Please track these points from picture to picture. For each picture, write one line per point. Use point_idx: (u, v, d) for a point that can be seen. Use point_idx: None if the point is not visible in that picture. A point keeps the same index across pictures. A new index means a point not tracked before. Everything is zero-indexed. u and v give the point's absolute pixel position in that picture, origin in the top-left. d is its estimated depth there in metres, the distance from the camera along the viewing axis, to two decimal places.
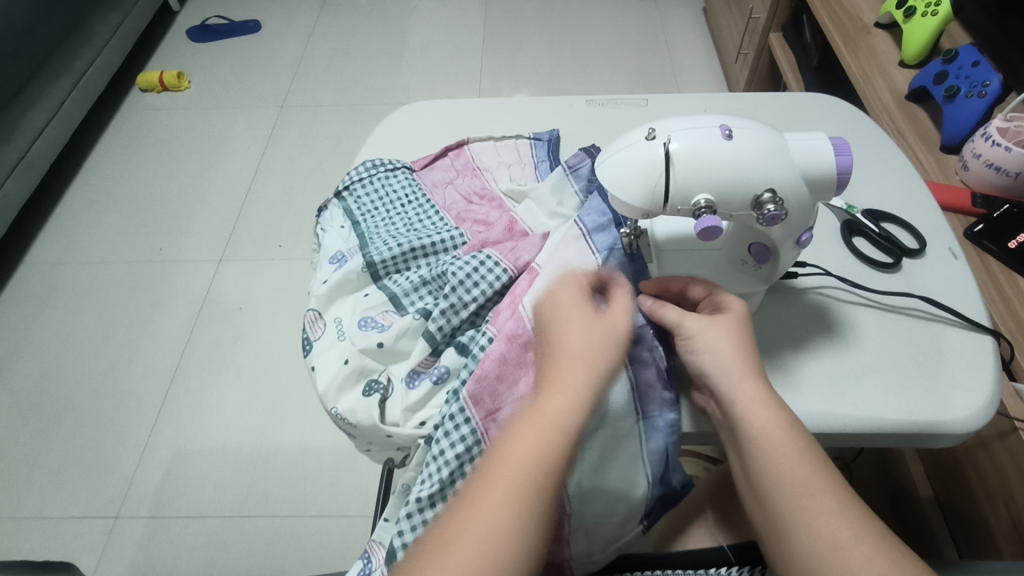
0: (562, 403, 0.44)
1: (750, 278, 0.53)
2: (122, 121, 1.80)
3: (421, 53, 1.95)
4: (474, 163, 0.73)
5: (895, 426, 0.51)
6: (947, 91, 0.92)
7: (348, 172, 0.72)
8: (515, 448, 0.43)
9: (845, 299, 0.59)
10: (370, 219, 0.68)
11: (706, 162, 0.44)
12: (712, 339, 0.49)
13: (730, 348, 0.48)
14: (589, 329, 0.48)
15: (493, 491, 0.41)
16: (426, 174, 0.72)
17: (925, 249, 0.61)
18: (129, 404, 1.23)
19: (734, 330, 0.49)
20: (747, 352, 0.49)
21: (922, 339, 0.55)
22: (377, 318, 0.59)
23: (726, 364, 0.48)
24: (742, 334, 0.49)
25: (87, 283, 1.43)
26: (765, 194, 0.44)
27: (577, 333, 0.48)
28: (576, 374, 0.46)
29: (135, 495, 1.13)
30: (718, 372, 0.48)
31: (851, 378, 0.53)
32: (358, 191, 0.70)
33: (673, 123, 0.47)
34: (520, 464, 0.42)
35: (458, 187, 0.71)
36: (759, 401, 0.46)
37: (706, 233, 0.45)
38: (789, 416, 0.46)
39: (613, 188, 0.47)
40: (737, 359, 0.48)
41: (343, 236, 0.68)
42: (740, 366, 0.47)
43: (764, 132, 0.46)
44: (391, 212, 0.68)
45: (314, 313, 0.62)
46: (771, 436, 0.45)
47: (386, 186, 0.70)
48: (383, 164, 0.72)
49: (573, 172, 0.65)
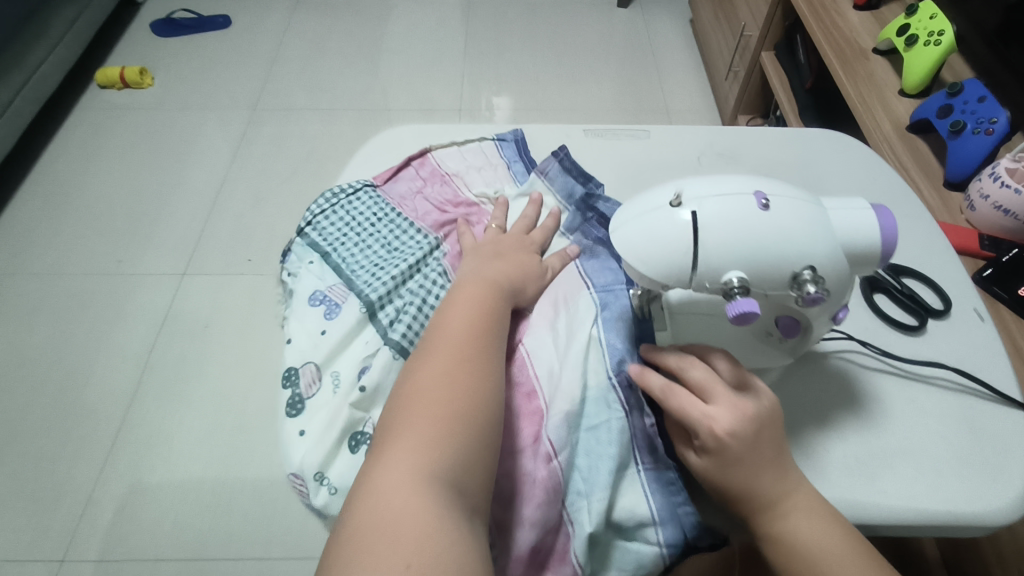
0: (471, 332, 0.47)
1: (774, 350, 0.47)
2: (79, 119, 1.68)
3: (400, 55, 1.87)
4: (441, 170, 0.70)
5: (932, 519, 0.46)
6: (952, 126, 0.88)
7: (308, 206, 0.67)
8: (441, 370, 0.44)
9: (869, 366, 0.54)
10: (341, 248, 0.63)
11: (740, 236, 0.38)
12: (734, 472, 0.42)
13: (753, 468, 0.42)
14: (481, 285, 0.52)
15: (426, 407, 0.42)
16: (391, 187, 0.68)
17: (950, 310, 0.57)
18: (81, 434, 1.13)
19: (749, 441, 0.42)
20: (773, 458, 0.42)
21: (953, 416, 0.51)
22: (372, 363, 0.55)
23: (756, 469, 0.42)
24: (737, 472, 0.42)
25: (35, 297, 1.32)
26: (805, 272, 0.38)
27: (472, 288, 0.52)
28: (478, 310, 0.49)
29: (83, 536, 1.03)
30: (743, 485, 0.42)
31: (879, 462, 0.49)
32: (323, 223, 0.65)
33: (699, 186, 0.40)
34: (449, 382, 0.43)
35: (429, 196, 0.68)
36: (802, 511, 0.41)
37: (741, 319, 0.38)
38: (847, 526, 0.42)
39: (625, 257, 0.41)
40: (765, 471, 0.42)
41: (314, 274, 0.62)
42: (775, 477, 0.42)
43: (801, 201, 0.40)
44: (362, 238, 0.63)
45: (308, 363, 0.57)
46: (818, 541, 0.41)
47: (352, 210, 0.65)
48: (343, 190, 0.67)
49: (547, 176, 0.67)
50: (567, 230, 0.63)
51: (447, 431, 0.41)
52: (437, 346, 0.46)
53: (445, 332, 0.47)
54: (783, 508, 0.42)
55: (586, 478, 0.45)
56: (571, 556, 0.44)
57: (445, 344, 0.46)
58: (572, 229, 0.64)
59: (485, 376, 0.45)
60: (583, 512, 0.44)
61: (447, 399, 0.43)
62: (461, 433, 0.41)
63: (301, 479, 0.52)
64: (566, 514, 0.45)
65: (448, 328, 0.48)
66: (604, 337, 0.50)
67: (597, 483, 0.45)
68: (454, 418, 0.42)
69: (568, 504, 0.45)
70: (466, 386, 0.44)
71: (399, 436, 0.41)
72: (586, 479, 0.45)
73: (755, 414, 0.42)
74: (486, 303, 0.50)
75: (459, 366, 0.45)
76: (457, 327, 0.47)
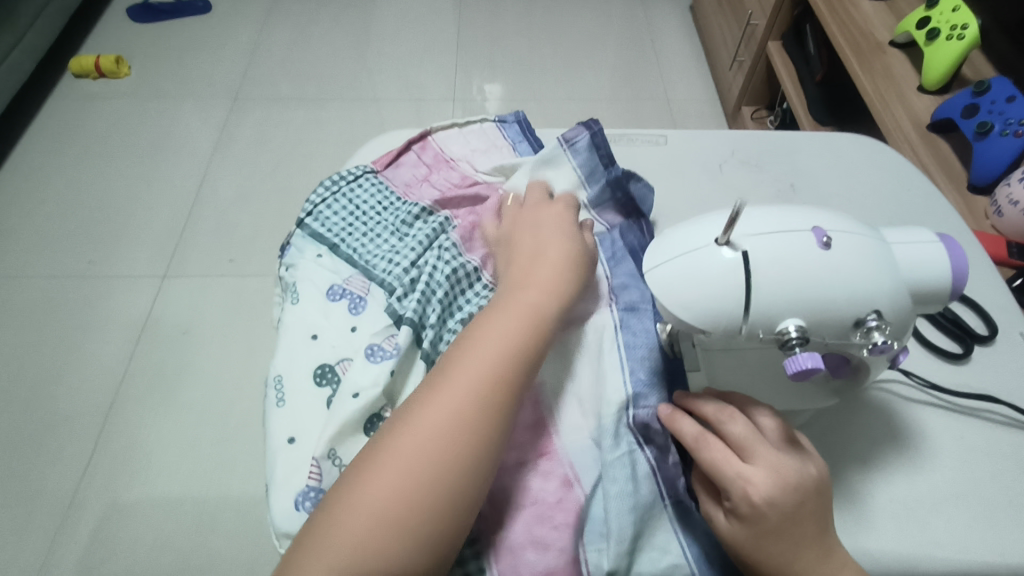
0: (495, 365, 0.42)
1: (817, 390, 0.43)
2: (52, 110, 1.59)
3: (389, 43, 1.79)
4: (444, 155, 0.67)
5: (988, 572, 0.43)
6: (978, 127, 0.84)
7: (308, 197, 0.64)
8: (444, 412, 0.40)
9: (911, 397, 0.50)
10: (349, 238, 0.60)
11: (799, 280, 0.34)
12: (767, 547, 0.37)
13: (789, 544, 0.37)
14: (530, 295, 0.46)
15: (410, 452, 0.38)
16: (392, 174, 0.66)
17: (995, 336, 0.53)
18: (58, 447, 1.07)
19: (786, 514, 0.37)
20: (813, 537, 0.37)
21: (1005, 453, 0.47)
22: (383, 346, 0.52)
23: (793, 542, 0.37)
24: (771, 546, 0.37)
25: (8, 300, 1.25)
26: (870, 318, 0.35)
27: (531, 296, 0.46)
28: (516, 338, 0.43)
29: (61, 557, 0.97)
30: (776, 560, 0.37)
31: (928, 508, 0.45)
32: (324, 212, 0.62)
33: (749, 222, 0.36)
34: (446, 428, 0.39)
35: (435, 181, 0.65)
36: None
37: (801, 374, 0.34)
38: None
39: (665, 301, 0.37)
40: (803, 550, 0.37)
41: (326, 267, 0.59)
42: (814, 561, 0.37)
43: (864, 238, 0.36)
44: (369, 226, 0.61)
45: (345, 360, 0.53)
46: None
47: (355, 198, 0.63)
48: (344, 177, 0.64)
49: (573, 148, 0.59)
50: (591, 205, 0.59)
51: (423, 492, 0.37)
52: (455, 374, 0.41)
53: (468, 360, 0.42)
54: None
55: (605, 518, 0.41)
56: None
57: (463, 375, 0.41)
58: (597, 204, 0.59)
59: (489, 425, 0.40)
60: (598, 553, 0.41)
61: (436, 449, 0.38)
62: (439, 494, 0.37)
63: (317, 467, 0.47)
64: (581, 545, 0.41)
65: (475, 354, 0.42)
66: (630, 380, 0.45)
67: (616, 527, 0.40)
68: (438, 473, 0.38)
69: (584, 543, 0.41)
70: (463, 437, 0.39)
71: (375, 478, 0.38)
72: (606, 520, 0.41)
73: (798, 484, 0.37)
74: (529, 326, 0.44)
75: (462, 408, 0.40)
76: (480, 354, 0.42)
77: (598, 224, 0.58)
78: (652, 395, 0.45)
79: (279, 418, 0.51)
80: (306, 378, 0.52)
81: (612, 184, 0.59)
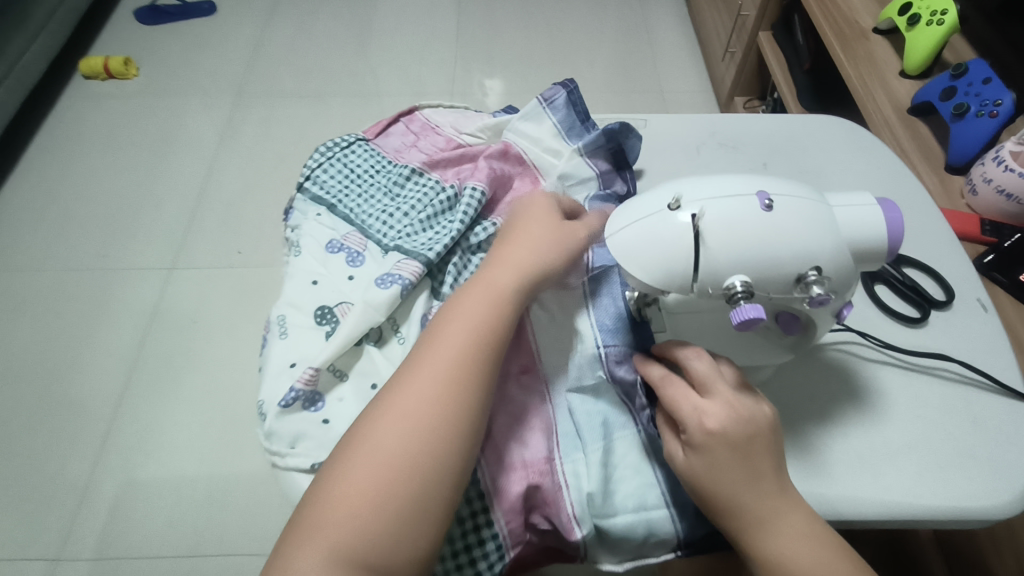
0: (446, 364, 0.44)
1: (774, 346, 0.46)
2: (63, 111, 1.64)
3: (390, 39, 1.83)
4: (430, 123, 0.73)
5: (934, 515, 0.46)
6: (955, 108, 0.86)
7: (305, 163, 0.68)
8: (406, 414, 0.42)
9: (870, 357, 0.53)
10: (345, 198, 0.64)
11: (744, 238, 0.38)
12: (718, 476, 0.40)
13: (738, 474, 0.40)
14: (475, 295, 0.47)
15: (371, 458, 0.41)
16: (382, 142, 0.71)
17: (953, 301, 0.56)
18: (72, 431, 1.12)
19: (735, 448, 0.40)
20: (763, 472, 0.40)
21: (957, 409, 0.51)
22: (394, 272, 0.56)
23: (746, 476, 0.40)
24: (723, 473, 0.40)
25: (24, 293, 1.29)
26: (810, 274, 0.38)
27: (471, 300, 0.47)
28: (473, 331, 0.45)
29: (78, 535, 1.02)
30: (730, 493, 0.40)
31: (882, 457, 0.48)
32: (321, 176, 0.66)
33: (701, 188, 0.40)
34: (405, 428, 0.42)
35: (422, 146, 0.70)
36: (794, 531, 0.40)
37: (745, 324, 0.38)
38: (840, 561, 0.39)
39: (625, 266, 0.40)
40: (753, 483, 0.40)
41: (325, 225, 0.63)
42: (764, 495, 0.40)
43: (807, 201, 0.39)
44: (364, 187, 0.65)
45: (344, 303, 0.57)
46: (808, 564, 0.39)
47: (349, 162, 0.67)
48: (338, 144, 0.69)
49: (551, 105, 0.66)
50: (583, 150, 0.63)
51: (385, 497, 0.40)
52: (409, 379, 0.44)
53: (421, 365, 0.44)
54: (765, 520, 0.40)
55: (581, 432, 0.49)
56: (567, 508, 0.46)
57: (417, 377, 0.44)
58: (589, 149, 0.63)
59: (447, 421, 0.42)
60: (579, 463, 0.48)
61: (396, 450, 0.41)
62: (402, 498, 0.40)
63: (314, 373, 0.52)
64: (556, 446, 0.48)
65: (432, 354, 0.45)
66: (599, 337, 0.51)
67: (587, 436, 0.48)
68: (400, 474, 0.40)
69: (562, 453, 0.48)
70: (422, 435, 0.42)
71: (343, 487, 0.40)
72: (580, 434, 0.49)
73: (751, 417, 0.41)
74: (480, 326, 0.46)
75: (418, 407, 0.42)
76: (434, 356, 0.45)
77: (587, 168, 0.62)
78: (618, 338, 0.51)
79: (281, 350, 0.55)
80: (308, 317, 0.56)
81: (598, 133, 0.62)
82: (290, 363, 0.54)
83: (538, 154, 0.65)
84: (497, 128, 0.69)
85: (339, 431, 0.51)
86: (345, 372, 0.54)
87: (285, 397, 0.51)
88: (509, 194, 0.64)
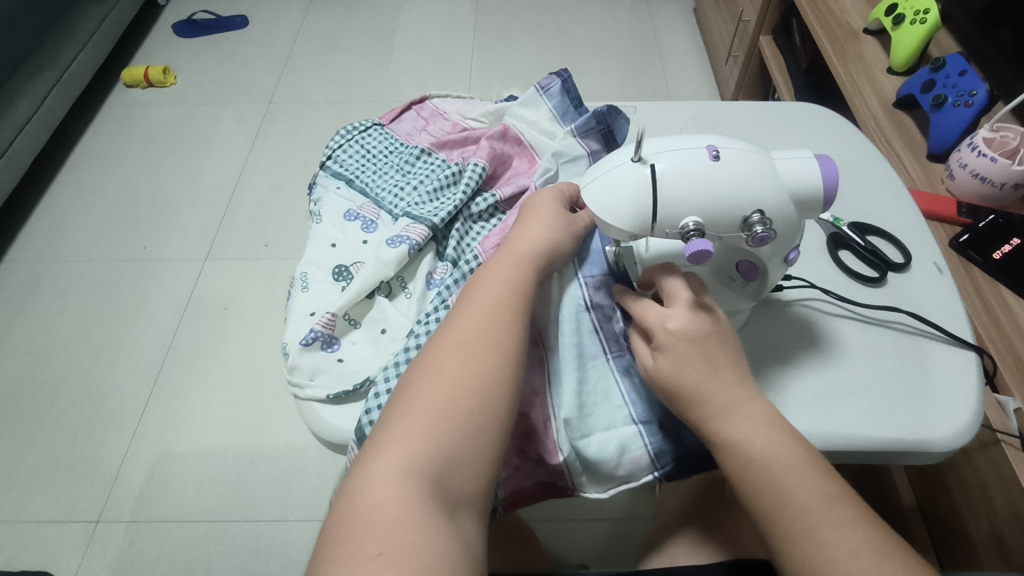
0: (488, 314, 0.48)
1: (738, 294, 0.52)
2: (107, 116, 1.76)
3: (410, 49, 1.93)
4: (438, 110, 0.81)
5: (878, 445, 0.51)
6: (934, 99, 0.92)
7: (327, 144, 0.78)
8: (457, 357, 0.46)
9: (830, 311, 0.59)
10: (361, 174, 0.74)
11: (694, 184, 0.44)
12: (686, 374, 0.46)
13: (702, 372, 0.46)
14: (506, 260, 0.52)
15: (431, 393, 0.44)
16: (395, 127, 0.80)
17: (910, 263, 0.62)
18: (110, 405, 1.19)
19: (700, 350, 0.47)
20: (725, 368, 0.47)
21: (907, 355, 0.56)
22: (404, 234, 0.64)
23: (707, 369, 0.46)
24: (687, 366, 0.46)
25: (68, 281, 1.39)
26: (753, 215, 0.44)
27: (502, 265, 0.51)
28: (510, 289, 0.50)
29: (116, 500, 1.09)
30: (694, 383, 0.46)
31: (835, 395, 0.53)
32: (341, 155, 0.76)
33: (660, 143, 0.46)
34: (459, 368, 0.46)
35: (431, 130, 0.79)
36: (749, 416, 0.46)
37: (697, 256, 0.44)
38: (798, 440, 0.45)
39: (600, 212, 0.47)
40: (717, 379, 0.46)
41: (343, 197, 0.72)
42: (728, 388, 0.46)
43: (750, 153, 0.45)
44: (379, 165, 0.75)
45: (357, 262, 0.66)
46: (760, 443, 0.45)
47: (366, 144, 0.77)
48: (357, 127, 0.78)
49: (547, 94, 0.71)
50: (578, 132, 0.68)
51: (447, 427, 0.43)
52: (456, 329, 0.48)
53: (465, 317, 0.49)
54: (728, 409, 0.46)
55: (562, 364, 0.55)
56: (553, 434, 0.53)
57: (463, 326, 0.48)
58: (582, 131, 0.68)
59: (493, 362, 0.46)
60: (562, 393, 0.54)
61: (453, 386, 0.45)
62: (464, 427, 0.43)
63: (332, 319, 0.61)
64: (546, 381, 0.55)
65: (474, 307, 0.49)
66: (582, 272, 0.58)
67: (566, 368, 0.54)
68: (459, 407, 0.44)
69: (550, 387, 0.54)
70: (474, 372, 0.45)
71: (408, 419, 0.43)
72: (561, 366, 0.55)
73: (709, 320, 0.48)
74: (515, 283, 0.50)
75: (469, 349, 0.47)
76: (478, 308, 0.49)
77: (580, 147, 0.67)
78: (599, 269, 0.58)
79: (302, 300, 0.64)
80: (327, 274, 0.66)
81: (595, 117, 0.67)
82: (310, 311, 0.63)
83: (535, 136, 0.72)
84: (498, 114, 0.76)
85: (350, 366, 0.59)
86: (358, 320, 0.63)
87: (306, 337, 0.60)
88: (508, 172, 0.72)
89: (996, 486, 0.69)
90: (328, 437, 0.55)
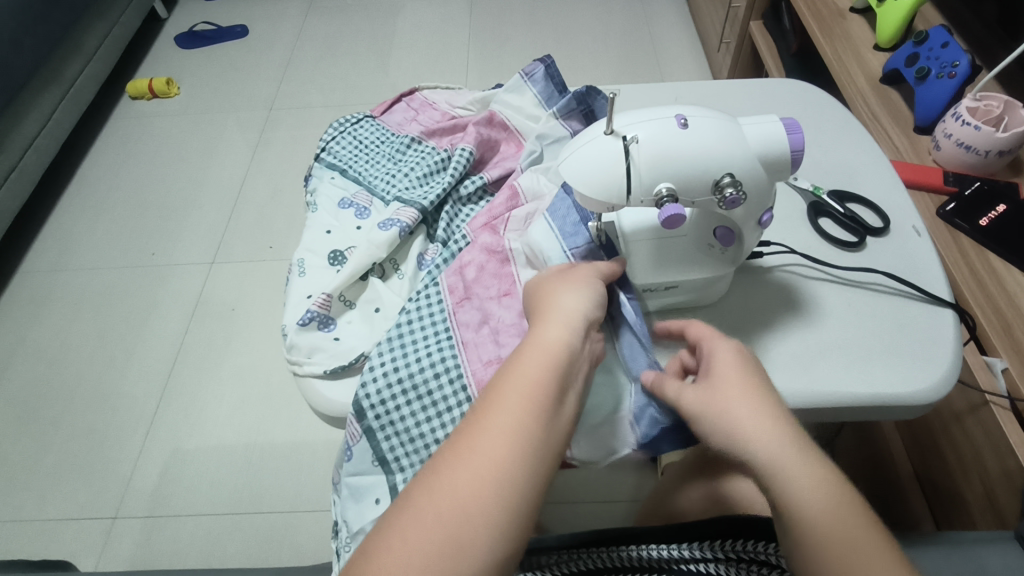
0: (537, 387, 0.42)
1: (719, 261, 0.54)
2: (113, 129, 1.80)
3: (408, 51, 1.96)
4: (428, 100, 0.84)
5: (856, 403, 0.52)
6: (918, 73, 0.93)
7: (321, 137, 0.81)
8: (511, 398, 0.41)
9: (810, 276, 0.60)
10: (354, 164, 0.77)
11: (667, 152, 0.46)
12: (714, 404, 0.44)
13: (739, 401, 0.44)
14: (555, 322, 0.46)
15: (456, 468, 0.39)
16: (387, 118, 0.83)
17: (889, 228, 0.63)
18: (124, 407, 1.22)
19: (741, 375, 0.45)
20: (769, 409, 0.44)
21: (887, 315, 0.57)
22: (396, 217, 0.68)
23: (765, 406, 0.44)
24: (746, 387, 0.45)
25: (80, 289, 1.42)
26: (724, 179, 0.46)
27: (551, 330, 0.45)
28: (567, 326, 0.45)
29: (132, 497, 1.12)
30: (738, 430, 0.43)
31: (814, 355, 0.55)
32: (334, 146, 0.79)
33: (631, 117, 0.48)
34: (489, 445, 0.40)
35: (421, 120, 0.82)
36: (807, 463, 0.41)
37: (671, 221, 0.46)
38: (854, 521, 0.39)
39: (578, 186, 0.48)
40: (760, 415, 0.43)
41: (338, 186, 0.76)
42: (772, 427, 0.43)
43: (717, 120, 0.47)
44: (370, 156, 0.78)
45: (352, 246, 0.69)
46: (813, 497, 0.40)
47: (358, 136, 0.80)
48: (349, 120, 0.82)
49: (531, 79, 0.72)
50: (561, 114, 0.69)
51: (476, 516, 0.38)
52: (505, 390, 0.42)
53: (507, 384, 0.42)
54: (753, 441, 0.42)
55: None
56: None
57: (506, 397, 0.42)
58: (564, 113, 0.69)
59: (537, 430, 0.41)
60: None
61: (489, 462, 0.39)
62: (494, 519, 0.38)
63: (328, 300, 0.65)
64: None
65: (516, 375, 0.43)
66: (567, 243, 0.56)
67: None
68: (495, 489, 0.39)
69: None
70: (513, 450, 0.40)
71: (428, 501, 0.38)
72: None
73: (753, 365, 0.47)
74: (567, 339, 0.44)
75: (511, 425, 0.40)
76: (525, 372, 0.43)
77: (562, 128, 0.69)
78: (582, 240, 0.56)
79: (299, 283, 0.67)
80: (323, 259, 0.69)
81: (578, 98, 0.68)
82: (307, 294, 0.66)
83: (520, 120, 0.74)
84: (485, 102, 0.78)
85: (347, 344, 0.62)
86: (353, 301, 0.67)
87: (303, 318, 0.63)
88: (495, 156, 0.75)
89: (988, 448, 0.69)
90: (327, 410, 0.58)
